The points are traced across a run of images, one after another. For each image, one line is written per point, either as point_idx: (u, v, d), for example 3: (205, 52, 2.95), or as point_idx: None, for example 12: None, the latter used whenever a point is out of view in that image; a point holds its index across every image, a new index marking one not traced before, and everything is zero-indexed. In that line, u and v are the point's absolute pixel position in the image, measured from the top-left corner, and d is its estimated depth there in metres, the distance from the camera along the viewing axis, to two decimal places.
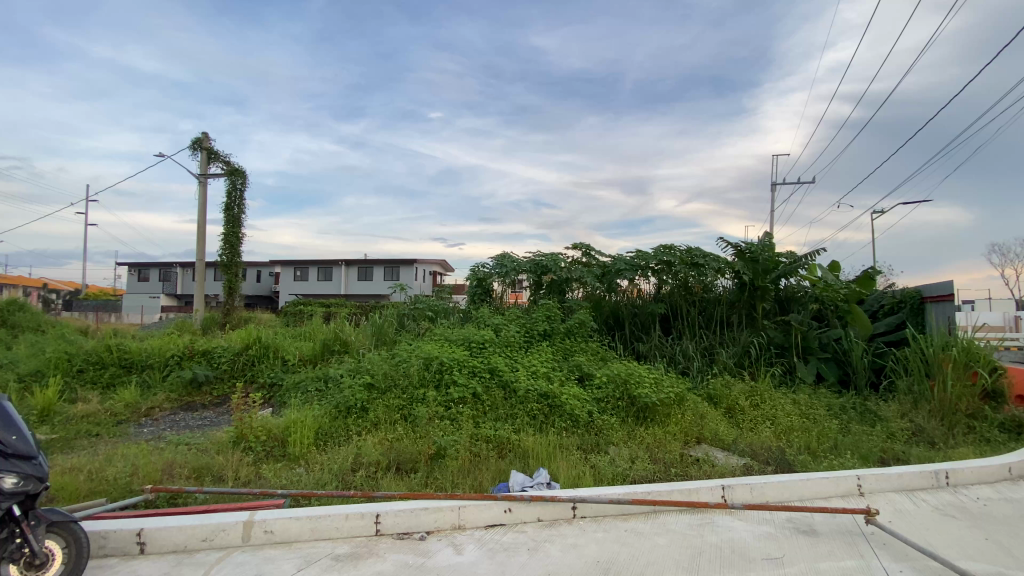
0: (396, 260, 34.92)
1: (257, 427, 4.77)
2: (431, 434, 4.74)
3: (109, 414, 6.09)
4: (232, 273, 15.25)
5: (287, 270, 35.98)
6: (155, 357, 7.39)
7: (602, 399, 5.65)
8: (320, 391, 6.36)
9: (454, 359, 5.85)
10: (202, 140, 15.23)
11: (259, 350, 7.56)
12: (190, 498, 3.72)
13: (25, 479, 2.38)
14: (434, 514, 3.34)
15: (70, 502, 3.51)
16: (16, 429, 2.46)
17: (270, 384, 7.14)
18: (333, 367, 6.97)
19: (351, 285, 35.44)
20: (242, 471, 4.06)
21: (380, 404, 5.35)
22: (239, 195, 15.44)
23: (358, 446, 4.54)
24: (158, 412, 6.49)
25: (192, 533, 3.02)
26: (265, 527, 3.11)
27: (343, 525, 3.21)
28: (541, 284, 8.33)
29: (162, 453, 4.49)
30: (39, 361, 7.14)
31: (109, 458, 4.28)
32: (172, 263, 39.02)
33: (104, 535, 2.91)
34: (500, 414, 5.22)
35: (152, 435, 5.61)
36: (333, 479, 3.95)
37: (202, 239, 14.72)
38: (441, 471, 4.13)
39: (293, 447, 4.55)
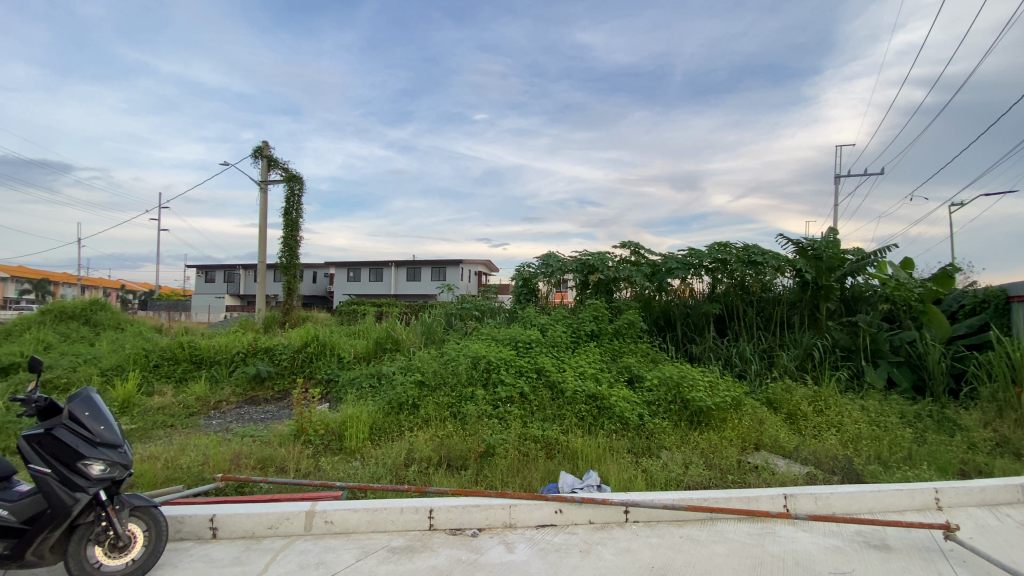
0: (443, 260, 35.56)
1: (316, 421, 4.99)
2: (480, 432, 4.78)
3: (182, 406, 6.54)
4: (290, 274, 16.03)
5: (341, 271, 37.45)
6: (222, 353, 7.88)
7: (653, 402, 5.51)
8: (374, 388, 6.58)
9: (501, 359, 5.88)
10: (263, 148, 16.07)
11: (317, 348, 7.90)
12: (256, 487, 3.93)
13: (111, 466, 2.58)
14: (486, 512, 3.37)
15: (149, 488, 3.78)
16: (104, 419, 2.67)
17: (327, 380, 7.46)
18: (385, 365, 7.18)
19: (400, 285, 36.43)
20: (303, 463, 4.26)
21: (430, 402, 5.46)
22: (297, 199, 16.19)
23: (410, 442, 4.65)
24: (225, 405, 6.91)
25: (259, 520, 3.19)
26: (325, 518, 3.25)
27: (397, 519, 3.30)
28: (588, 284, 8.24)
29: (230, 444, 4.77)
30: (121, 357, 7.76)
31: (183, 447, 4.59)
32: (236, 265, 41.50)
33: (181, 519, 3.12)
34: (548, 414, 5.20)
35: (220, 426, 5.97)
36: (387, 473, 4.06)
37: (263, 242, 15.55)
38: (490, 469, 4.16)
39: (349, 441, 4.72)
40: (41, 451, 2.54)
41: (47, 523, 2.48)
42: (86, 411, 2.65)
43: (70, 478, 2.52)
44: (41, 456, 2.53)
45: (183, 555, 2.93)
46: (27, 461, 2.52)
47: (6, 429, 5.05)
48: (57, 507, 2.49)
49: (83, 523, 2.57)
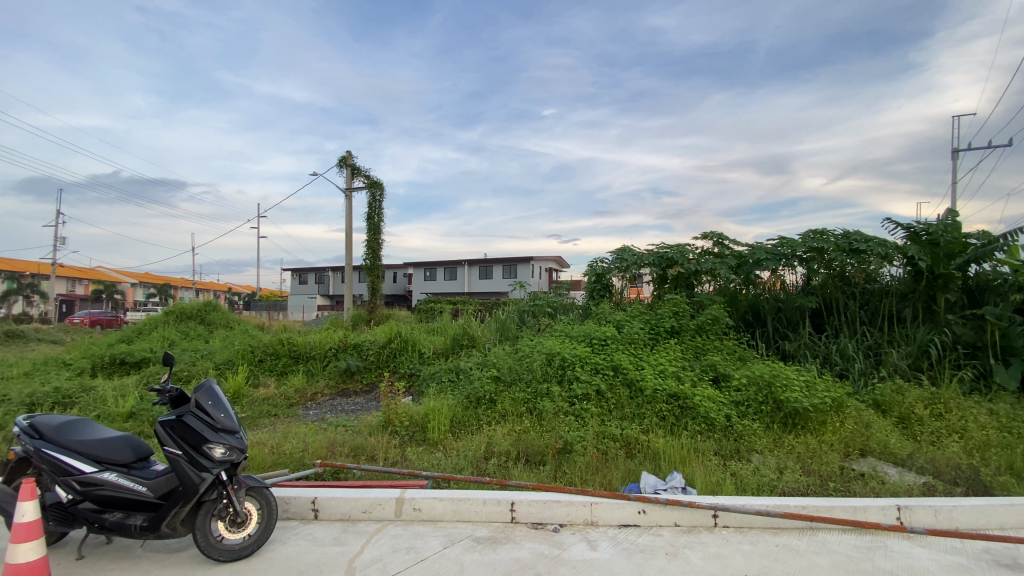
0: (514, 257, 35.90)
1: (401, 413, 5.25)
2: (557, 429, 4.78)
3: (283, 397, 7.15)
4: (373, 275, 16.96)
5: (418, 271, 39.08)
6: (316, 349, 8.52)
7: (741, 403, 5.21)
8: (453, 382, 6.81)
9: (576, 356, 5.84)
10: (347, 158, 17.12)
11: (399, 344, 8.32)
12: (350, 473, 4.21)
13: (230, 449, 2.87)
14: (567, 508, 3.37)
15: (259, 470, 4.17)
16: (224, 408, 2.98)
17: (409, 374, 7.83)
18: (462, 361, 7.40)
19: (474, 284, 37.34)
20: (390, 452, 4.50)
21: (507, 397, 5.54)
22: (379, 205, 17.09)
23: (489, 436, 4.74)
24: (320, 397, 7.47)
25: (355, 505, 3.42)
26: (413, 505, 3.41)
27: (481, 510, 3.39)
28: (666, 278, 7.95)
29: (325, 433, 5.14)
30: (231, 353, 8.63)
31: (285, 435, 5.02)
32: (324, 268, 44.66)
33: (287, 500, 3.42)
34: (627, 413, 5.08)
35: (316, 416, 6.47)
36: (468, 465, 4.18)
37: (348, 246, 16.59)
38: (569, 465, 4.14)
39: (432, 433, 4.92)
40: (173, 435, 2.88)
41: (178, 498, 2.78)
42: (209, 400, 2.97)
43: (197, 459, 2.84)
44: (173, 439, 2.87)
45: (290, 533, 3.21)
46: (163, 443, 2.87)
47: (143, 416, 5.79)
48: (187, 484, 2.79)
49: (207, 500, 2.85)
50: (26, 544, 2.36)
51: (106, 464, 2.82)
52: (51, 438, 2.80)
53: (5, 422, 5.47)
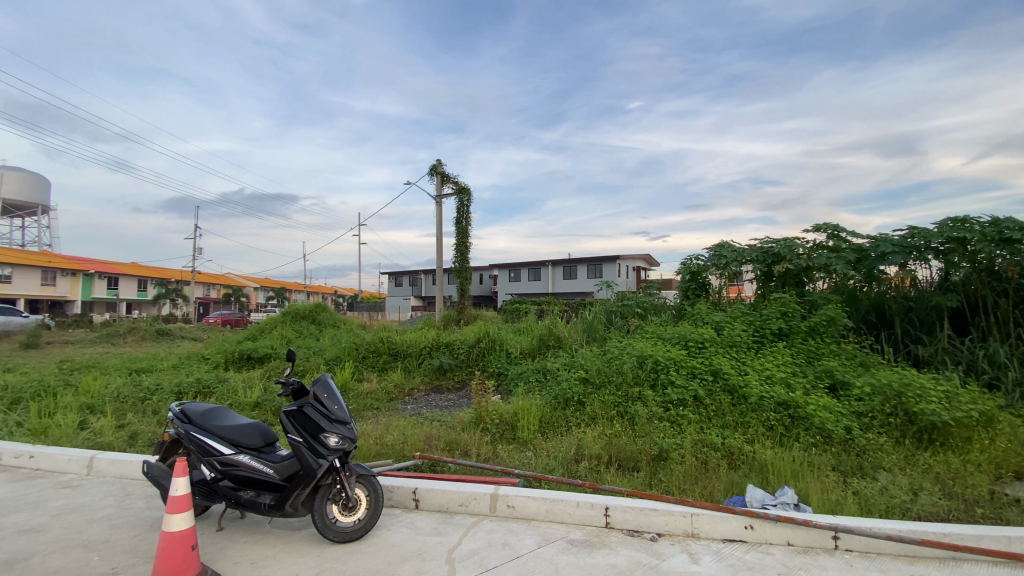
0: (599, 256, 35.26)
1: (492, 411, 5.36)
2: (651, 435, 4.61)
3: (384, 392, 7.64)
4: (462, 277, 17.55)
5: (504, 272, 39.84)
6: (412, 347, 8.99)
7: (864, 414, 4.69)
8: (540, 382, 6.84)
9: (670, 359, 5.61)
10: (437, 165, 17.91)
11: (488, 343, 8.54)
12: (446, 467, 4.37)
13: (342, 439, 3.11)
14: (665, 517, 3.23)
15: (365, 459, 4.48)
16: (337, 401, 3.23)
17: (498, 373, 8.00)
18: (550, 361, 7.41)
19: (559, 284, 37.24)
20: (483, 449, 4.61)
21: (597, 400, 5.44)
22: (466, 210, 17.66)
23: (579, 438, 4.68)
24: (416, 393, 7.88)
25: (452, 497, 3.56)
26: (507, 502, 3.47)
27: (575, 512, 3.36)
28: (771, 276, 7.37)
29: (423, 427, 5.40)
30: (338, 350, 9.38)
31: (387, 427, 5.34)
32: (416, 271, 47.09)
33: (392, 489, 3.64)
34: (728, 421, 4.76)
35: (413, 411, 6.82)
36: (559, 466, 4.16)
37: (439, 250, 17.33)
38: (666, 473, 3.97)
39: (522, 432, 4.96)
40: (296, 424, 3.18)
41: (300, 481, 3.06)
42: (325, 393, 3.25)
43: (316, 446, 3.11)
44: (296, 427, 3.18)
45: (394, 520, 3.41)
46: (287, 430, 3.18)
47: (266, 405, 6.49)
48: (307, 469, 3.06)
49: (323, 485, 3.11)
50: (179, 515, 2.71)
51: (240, 447, 3.19)
52: (198, 423, 3.25)
53: (160, 407, 6.42)
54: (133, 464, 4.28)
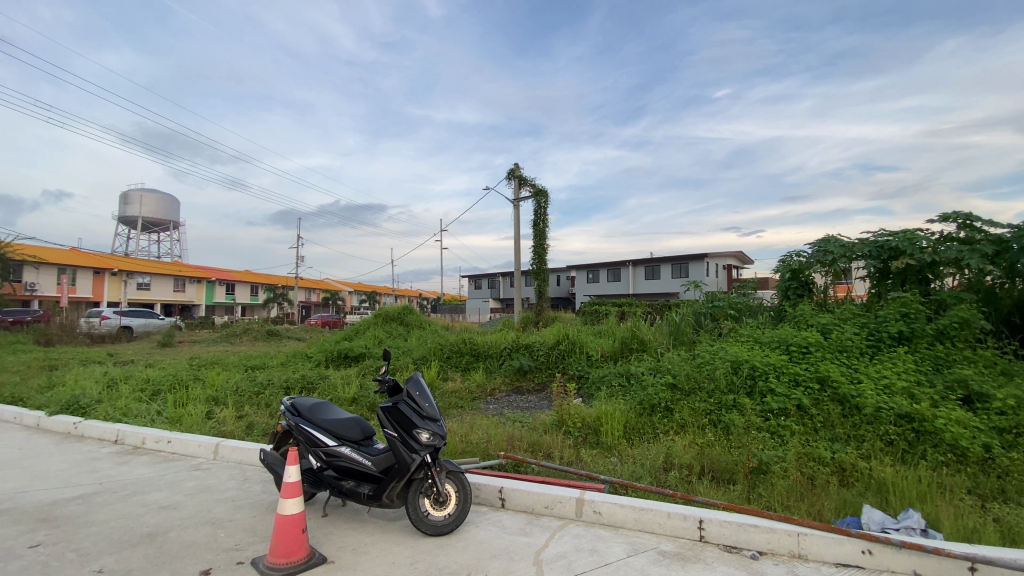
0: (683, 256, 33.72)
1: (574, 414, 5.30)
2: (748, 445, 4.32)
3: (468, 391, 7.85)
4: (540, 279, 17.57)
5: (582, 273, 39.42)
6: (493, 349, 9.16)
7: (1008, 430, 4.04)
8: (624, 386, 6.66)
9: (769, 365, 5.24)
10: (514, 169, 18.12)
11: (568, 346, 8.50)
12: (529, 468, 4.38)
13: (433, 435, 3.23)
14: (767, 535, 3.01)
15: (452, 456, 4.62)
16: (428, 399, 3.37)
17: (579, 376, 7.90)
18: (634, 365, 7.19)
19: (640, 285, 36.11)
20: (566, 452, 4.57)
21: (686, 406, 5.20)
22: (544, 211, 17.71)
23: (668, 446, 4.50)
24: (498, 393, 8.01)
25: (538, 499, 3.56)
26: (594, 507, 3.41)
27: (666, 522, 3.23)
28: (887, 273, 6.62)
29: (506, 427, 5.47)
30: (423, 351, 9.80)
31: (471, 426, 5.48)
32: (495, 274, 47.96)
33: (479, 487, 3.73)
34: (838, 433, 4.34)
35: (496, 411, 6.93)
36: (646, 474, 4.01)
37: (518, 252, 17.52)
38: (766, 488, 3.70)
39: (606, 437, 4.85)
40: (391, 419, 3.35)
41: (395, 474, 3.23)
42: (417, 391, 3.39)
43: (410, 442, 3.25)
44: (392, 423, 3.35)
45: (482, 517, 3.49)
46: (384, 425, 3.37)
47: (362, 401, 6.94)
48: (402, 463, 3.22)
49: (416, 479, 3.25)
50: (291, 500, 2.95)
51: (343, 440, 3.42)
52: (306, 416, 3.55)
53: (272, 400, 7.10)
54: (250, 451, 4.77)
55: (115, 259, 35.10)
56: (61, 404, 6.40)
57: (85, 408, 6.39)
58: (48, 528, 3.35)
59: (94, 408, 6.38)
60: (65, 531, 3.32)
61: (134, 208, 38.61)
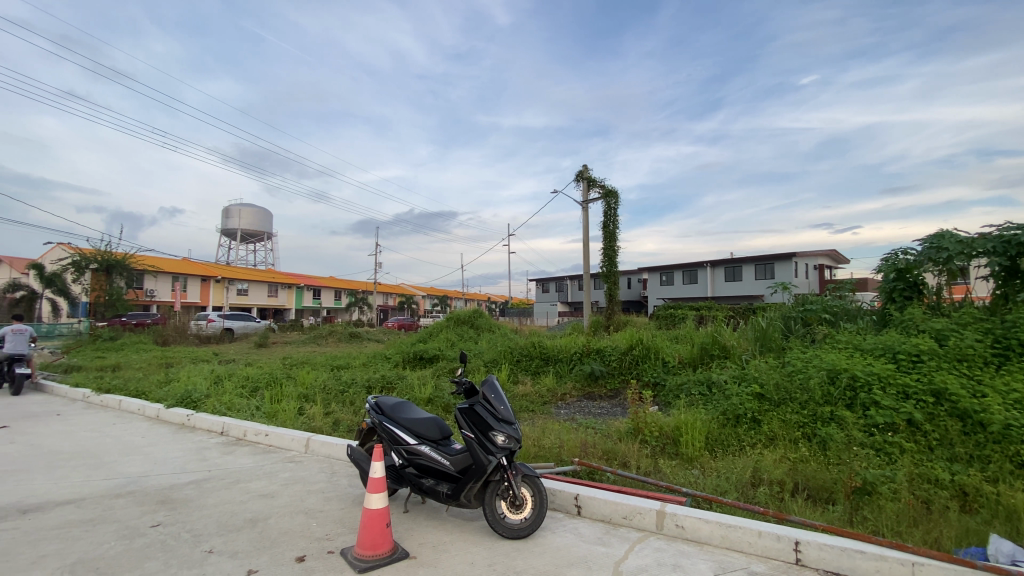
0: (766, 256, 31.62)
1: (650, 422, 5.10)
2: (850, 463, 3.94)
3: (538, 395, 7.83)
4: (610, 281, 17.20)
5: (654, 276, 38.18)
6: (563, 353, 9.09)
7: None
8: (705, 395, 6.34)
9: (873, 375, 4.77)
10: (582, 170, 17.93)
11: (642, 351, 8.25)
12: (605, 476, 4.26)
13: (508, 438, 3.25)
14: (876, 562, 2.72)
15: (525, 460, 4.62)
16: (503, 401, 3.39)
17: (654, 383, 7.63)
18: (715, 372, 6.82)
19: (718, 287, 34.31)
20: (643, 461, 4.40)
21: (776, 418, 4.85)
22: (614, 212, 17.36)
23: (756, 460, 4.21)
24: (569, 398, 7.92)
25: (615, 509, 3.47)
26: (676, 521, 3.26)
27: (757, 541, 3.02)
28: (1016, 272, 5.80)
29: (579, 433, 5.38)
30: (494, 353, 9.92)
31: (543, 430, 5.46)
32: (563, 278, 47.68)
33: (555, 493, 3.70)
34: (959, 453, 3.84)
35: (567, 416, 6.86)
36: (732, 488, 3.77)
37: (587, 254, 17.29)
38: (873, 511, 3.35)
39: (686, 447, 4.62)
40: (468, 420, 3.41)
41: (472, 475, 3.28)
42: (493, 393, 3.42)
43: (486, 443, 3.29)
44: (468, 424, 3.41)
45: (558, 523, 3.45)
46: (461, 426, 3.44)
47: (437, 401, 7.16)
48: (479, 464, 3.26)
49: (493, 481, 3.28)
50: (377, 495, 3.07)
51: (422, 439, 3.54)
52: (389, 415, 3.71)
53: (355, 399, 7.52)
54: (337, 446, 5.07)
55: (218, 267, 38.94)
56: (177, 398, 7.18)
57: (196, 401, 7.12)
58: (167, 510, 3.75)
59: (203, 402, 7.10)
60: (182, 513, 3.71)
61: (235, 222, 42.63)
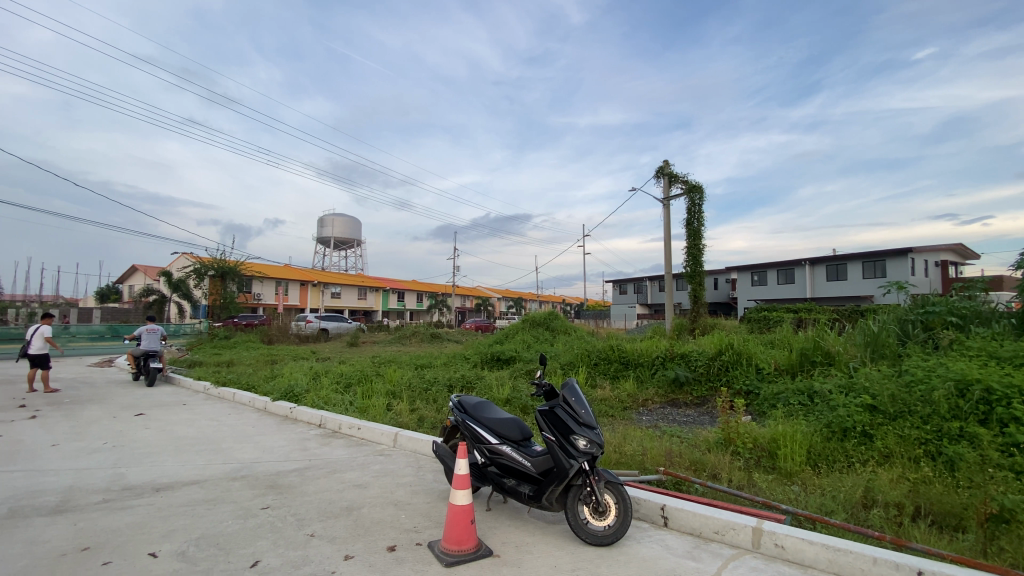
0: (876, 252, 28.55)
1: (743, 433, 4.77)
2: (985, 486, 3.43)
3: (618, 400, 7.63)
4: (695, 282, 16.39)
5: (744, 276, 35.88)
6: (644, 356, 8.79)
7: None
8: (805, 406, 5.83)
9: (1013, 388, 4.12)
10: (663, 166, 17.26)
11: (732, 356, 7.78)
12: (692, 487, 4.05)
13: (590, 443, 3.20)
14: None
15: (606, 466, 4.52)
16: (583, 405, 3.34)
17: (746, 392, 7.16)
18: (817, 380, 6.25)
19: (817, 287, 31.48)
20: (735, 474, 4.12)
21: (891, 433, 4.36)
22: (698, 209, 16.55)
23: (868, 479, 3.80)
24: (651, 404, 7.65)
25: (706, 522, 3.29)
26: (775, 540, 3.03)
27: (871, 569, 2.72)
28: None
29: (663, 441, 5.18)
30: (571, 356, 9.81)
31: (625, 437, 5.31)
32: (642, 279, 46.23)
33: (639, 501, 3.58)
34: None
35: (650, 423, 6.62)
36: (840, 509, 3.42)
37: (669, 254, 16.63)
38: (1013, 542, 2.89)
39: (784, 462, 4.27)
40: (548, 423, 3.40)
41: (554, 478, 3.27)
42: (573, 396, 3.38)
43: (567, 447, 3.26)
44: (549, 426, 3.40)
45: (644, 533, 3.34)
46: (542, 429, 3.43)
47: (516, 402, 7.23)
48: (561, 468, 3.24)
49: (575, 485, 3.25)
50: (462, 491, 3.15)
51: (504, 439, 3.59)
52: (472, 414, 3.80)
53: (438, 397, 7.80)
54: (423, 442, 5.29)
55: (315, 273, 42.27)
56: (281, 393, 7.88)
57: (297, 396, 7.78)
58: (275, 494, 4.12)
59: (303, 397, 7.73)
60: (287, 498, 4.06)
61: (328, 230, 46.17)
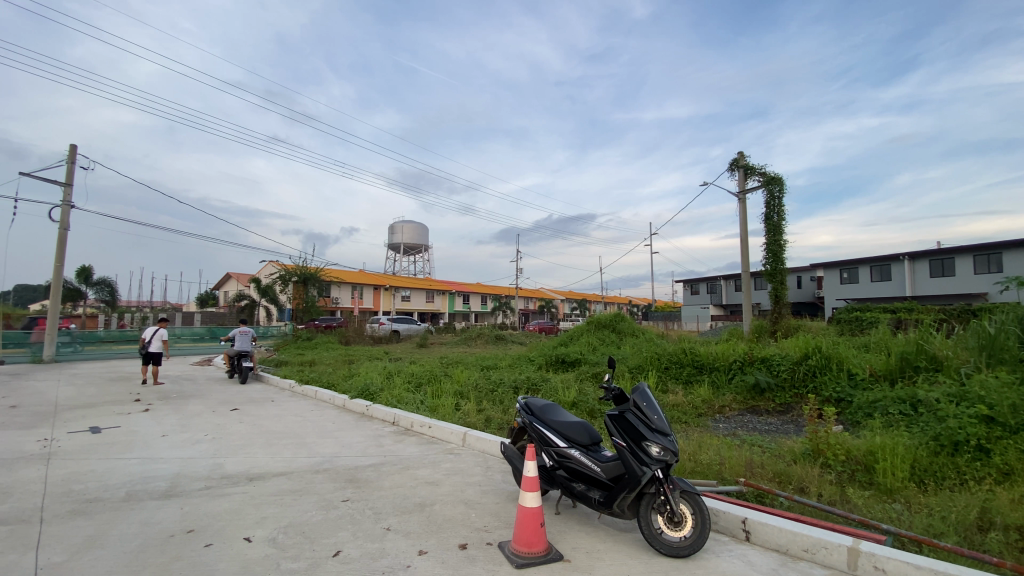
0: (990, 244, 25.34)
1: (834, 444, 4.36)
2: None
3: (692, 406, 7.29)
4: (775, 281, 15.36)
5: (831, 273, 33.17)
6: (720, 360, 8.35)
7: None
8: (908, 417, 5.27)
9: None
10: (738, 158, 16.36)
11: (820, 361, 7.25)
12: (777, 501, 3.78)
13: (664, 450, 3.07)
14: None
15: (680, 474, 4.33)
16: (656, 410, 3.21)
17: (837, 400, 6.59)
18: (922, 388, 5.62)
19: (918, 284, 28.44)
20: (825, 489, 3.80)
21: (1015, 448, 3.83)
22: (778, 202, 15.53)
23: (986, 499, 3.35)
24: (728, 410, 7.25)
25: (793, 539, 3.05)
26: (874, 562, 2.75)
27: None
28: None
29: (742, 451, 4.88)
30: (640, 359, 9.53)
31: (700, 445, 5.07)
32: (715, 278, 44.10)
33: (718, 512, 3.39)
34: None
35: (728, 431, 6.27)
36: (952, 531, 3.05)
37: (745, 251, 15.72)
38: None
39: (883, 477, 3.86)
40: (619, 428, 3.31)
41: (626, 485, 3.17)
42: (645, 402, 3.26)
43: (639, 453, 3.16)
44: (619, 431, 3.31)
45: (722, 547, 3.16)
46: (612, 433, 3.35)
47: (583, 406, 7.13)
48: (633, 474, 3.15)
49: (648, 493, 3.14)
50: (531, 494, 3.13)
51: (572, 442, 3.54)
52: (540, 416, 3.78)
53: (505, 398, 7.86)
54: (491, 443, 5.35)
55: (386, 277, 44.25)
56: (358, 392, 8.29)
57: (372, 395, 8.15)
58: (353, 488, 4.34)
59: (378, 395, 8.09)
60: (364, 491, 4.26)
61: (398, 237, 48.16)
